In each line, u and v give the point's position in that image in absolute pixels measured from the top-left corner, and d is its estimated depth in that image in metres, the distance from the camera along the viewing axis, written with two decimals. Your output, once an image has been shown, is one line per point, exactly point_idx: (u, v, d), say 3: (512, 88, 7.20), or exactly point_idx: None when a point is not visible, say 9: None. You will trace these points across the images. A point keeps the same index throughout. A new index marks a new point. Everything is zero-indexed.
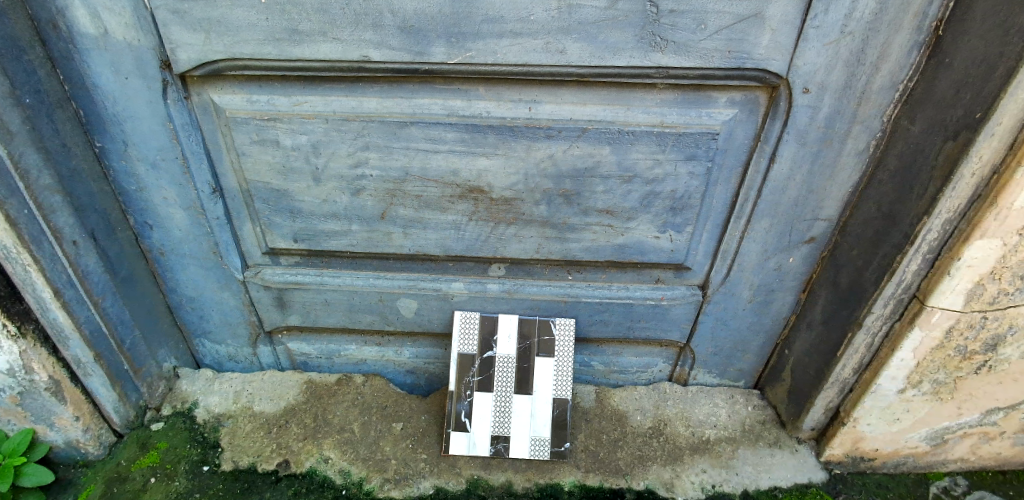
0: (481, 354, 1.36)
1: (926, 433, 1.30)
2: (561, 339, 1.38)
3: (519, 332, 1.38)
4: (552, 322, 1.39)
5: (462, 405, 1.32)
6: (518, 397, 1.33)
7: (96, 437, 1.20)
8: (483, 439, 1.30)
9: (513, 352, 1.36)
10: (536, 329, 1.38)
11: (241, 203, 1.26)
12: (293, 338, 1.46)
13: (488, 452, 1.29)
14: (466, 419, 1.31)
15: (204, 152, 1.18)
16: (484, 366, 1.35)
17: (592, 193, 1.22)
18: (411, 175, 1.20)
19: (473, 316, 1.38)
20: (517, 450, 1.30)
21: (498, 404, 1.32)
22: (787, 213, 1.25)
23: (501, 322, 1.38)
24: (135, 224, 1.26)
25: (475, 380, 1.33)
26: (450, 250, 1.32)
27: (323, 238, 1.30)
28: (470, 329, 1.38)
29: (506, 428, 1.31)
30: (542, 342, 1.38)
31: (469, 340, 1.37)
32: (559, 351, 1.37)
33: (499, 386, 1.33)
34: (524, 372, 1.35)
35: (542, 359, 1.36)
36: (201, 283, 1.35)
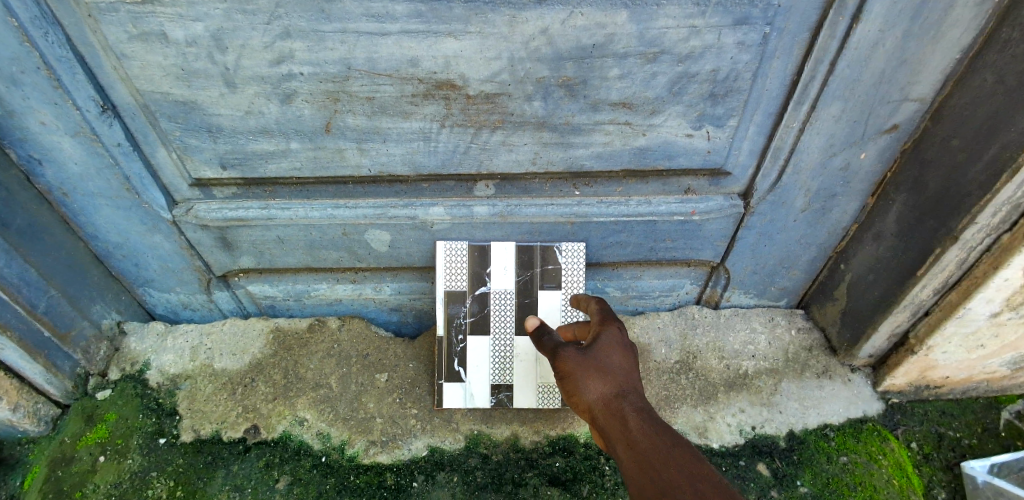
0: (473, 291, 1.14)
1: (1011, 357, 1.08)
2: (568, 268, 1.15)
3: (517, 262, 1.14)
4: (558, 247, 1.14)
5: (455, 351, 1.13)
6: (521, 338, 1.13)
7: (32, 414, 1.04)
8: (481, 389, 1.12)
9: (511, 286, 1.14)
10: (538, 257, 1.14)
11: (145, 123, 0.97)
12: (253, 281, 1.24)
13: (489, 403, 1.11)
14: (460, 367, 1.12)
15: (74, 55, 0.86)
16: (478, 305, 1.14)
17: (602, 80, 0.90)
18: (355, 70, 0.88)
19: (459, 246, 1.13)
20: (521, 400, 1.11)
21: (497, 347, 1.13)
22: (867, 94, 0.93)
23: (494, 252, 1.14)
24: (20, 159, 0.98)
25: (468, 321, 1.13)
26: (421, 167, 1.03)
27: (258, 162, 1.02)
28: (457, 262, 1.14)
29: (509, 375, 1.12)
30: (546, 272, 1.15)
31: (457, 275, 1.14)
32: (566, 282, 1.15)
33: (496, 328, 1.14)
34: (526, 309, 1.14)
35: (547, 292, 1.15)
36: (124, 227, 1.10)
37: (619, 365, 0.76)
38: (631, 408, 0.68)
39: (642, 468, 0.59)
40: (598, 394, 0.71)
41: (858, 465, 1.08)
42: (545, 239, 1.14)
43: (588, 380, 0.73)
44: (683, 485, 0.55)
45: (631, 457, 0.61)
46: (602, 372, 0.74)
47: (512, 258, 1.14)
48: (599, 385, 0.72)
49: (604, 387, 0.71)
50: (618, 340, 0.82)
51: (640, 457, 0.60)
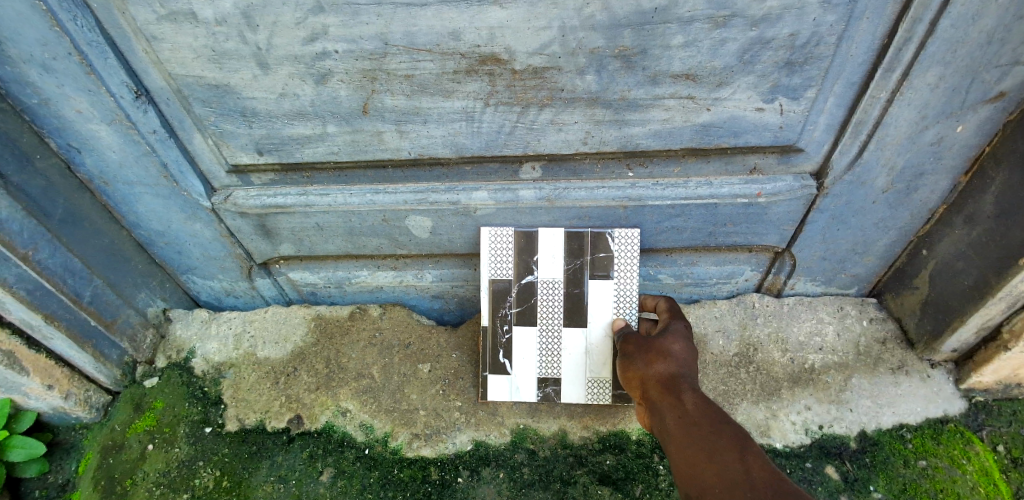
0: (519, 280, 1.08)
1: None
2: (621, 257, 1.07)
3: (566, 250, 1.07)
4: (610, 233, 1.06)
5: (501, 343, 1.09)
6: (570, 331, 1.08)
7: (84, 400, 1.05)
8: (528, 383, 1.07)
9: (560, 275, 1.07)
10: (588, 246, 1.07)
11: (179, 108, 0.93)
12: (294, 268, 1.22)
13: (535, 397, 1.07)
14: (506, 359, 1.08)
15: (107, 39, 0.83)
16: (524, 296, 1.08)
17: (664, 48, 0.81)
18: (393, 46, 0.81)
19: (505, 231, 1.07)
20: (570, 396, 1.07)
21: (545, 340, 1.08)
22: (973, 57, 0.80)
23: (541, 239, 1.07)
24: (59, 148, 0.96)
25: (514, 312, 1.08)
26: (464, 150, 0.97)
27: (294, 147, 0.98)
28: (502, 249, 1.08)
29: (557, 370, 1.07)
30: (597, 261, 1.07)
31: (502, 264, 1.08)
32: (619, 271, 1.07)
33: (544, 319, 1.08)
34: (575, 300, 1.07)
35: (598, 282, 1.07)
36: (164, 215, 1.09)
37: (680, 351, 0.85)
38: (686, 384, 0.77)
39: (686, 433, 0.70)
40: (656, 373, 0.82)
41: (938, 471, 0.98)
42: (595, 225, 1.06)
43: (651, 362, 0.84)
44: (719, 449, 0.65)
45: (678, 422, 0.71)
46: (663, 355, 0.84)
47: (560, 247, 1.07)
48: (659, 365, 0.83)
49: (663, 367, 0.82)
50: (682, 329, 0.91)
51: (687, 425, 0.70)
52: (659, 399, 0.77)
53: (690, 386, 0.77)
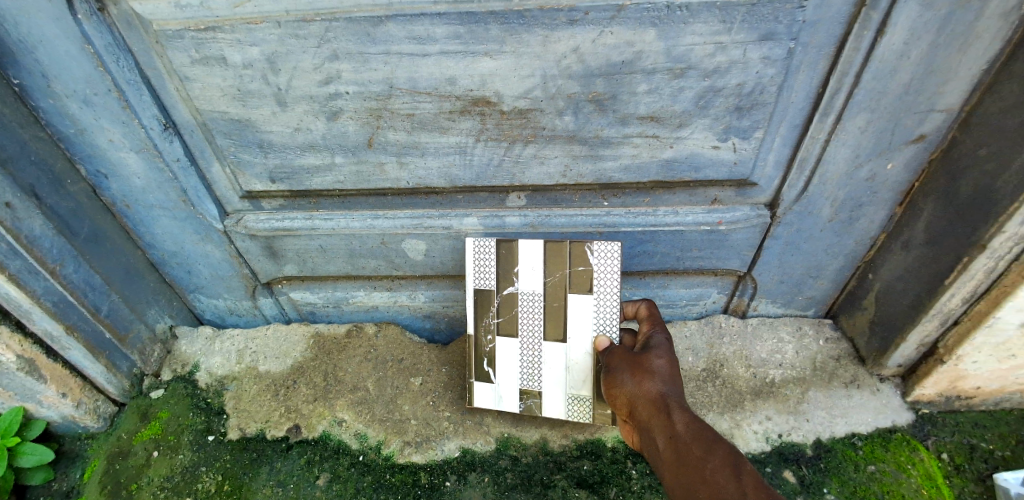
0: (499, 292, 1.08)
1: None
2: (602, 272, 1.01)
3: (546, 262, 1.04)
4: (590, 246, 1.00)
5: (485, 351, 1.12)
6: (550, 344, 1.07)
7: (93, 410, 1.12)
8: (510, 395, 1.12)
9: (540, 288, 1.05)
10: (568, 258, 1.03)
11: (202, 139, 1.04)
12: (295, 288, 1.31)
13: (517, 407, 1.12)
14: (489, 367, 1.12)
15: (142, 79, 0.96)
16: (504, 307, 1.09)
17: (632, 94, 0.94)
18: (397, 89, 0.94)
19: (487, 242, 1.07)
20: (551, 410, 1.10)
21: (525, 353, 1.09)
22: (893, 105, 0.95)
23: (521, 251, 1.05)
24: (88, 174, 1.07)
25: (496, 322, 1.10)
26: (457, 180, 1.08)
27: (305, 175, 1.09)
28: (485, 257, 1.08)
29: (537, 383, 1.10)
30: (576, 274, 1.03)
31: (484, 275, 1.09)
32: (599, 287, 1.02)
33: (524, 331, 1.09)
34: (555, 314, 1.05)
35: (579, 297, 1.03)
36: (179, 236, 1.18)
37: (663, 365, 0.89)
38: (675, 404, 0.82)
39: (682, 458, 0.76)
40: (644, 391, 0.85)
41: (884, 474, 1.07)
42: (575, 240, 1.01)
43: (636, 379, 0.87)
44: (720, 473, 0.72)
45: (674, 448, 0.77)
46: (647, 372, 0.88)
47: (540, 259, 1.04)
48: (643, 382, 0.86)
49: (649, 384, 0.86)
50: (661, 342, 0.95)
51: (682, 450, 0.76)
52: (651, 421, 0.82)
53: (678, 404, 0.82)
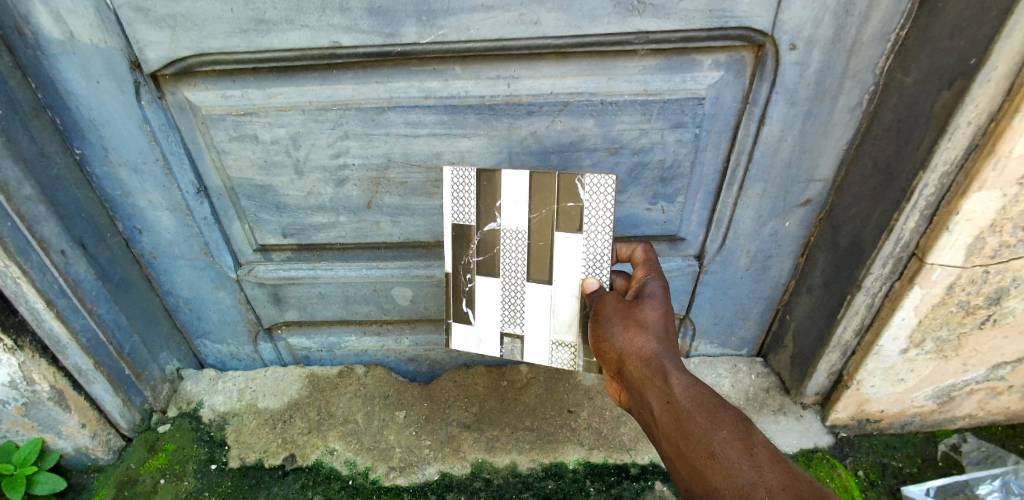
0: (480, 228, 1.02)
1: (932, 391, 1.30)
2: (593, 207, 0.93)
3: (532, 197, 0.97)
4: (580, 179, 0.93)
5: (466, 292, 1.08)
6: (534, 286, 1.03)
7: (104, 442, 1.23)
8: (490, 338, 1.10)
9: (524, 225, 0.99)
10: (556, 193, 0.95)
11: (227, 201, 1.26)
12: (293, 333, 1.47)
13: (498, 352, 1.11)
14: (470, 309, 1.09)
15: (185, 152, 1.18)
16: (485, 245, 1.03)
17: (579, 167, 1.20)
18: (394, 161, 1.19)
19: (467, 171, 1.00)
20: (533, 356, 1.09)
21: (507, 292, 1.05)
22: (781, 177, 1.23)
23: (504, 182, 0.98)
24: (124, 229, 1.26)
25: (476, 262, 1.05)
26: (440, 236, 1.30)
27: (312, 231, 1.30)
28: (465, 189, 1.01)
29: (518, 327, 1.07)
30: (564, 211, 0.95)
31: (464, 209, 1.02)
32: (588, 225, 0.94)
33: (507, 271, 1.04)
34: (539, 253, 1.00)
35: (567, 235, 0.96)
36: (196, 284, 1.36)
37: (654, 318, 0.88)
38: (671, 367, 0.81)
39: (686, 427, 0.75)
40: (636, 348, 0.84)
41: None
42: (563, 172, 0.93)
43: (627, 332, 0.86)
44: (732, 448, 0.71)
45: (671, 415, 0.77)
46: (639, 325, 0.86)
47: (525, 192, 0.97)
48: (634, 337, 0.85)
49: (641, 340, 0.85)
50: (654, 292, 0.92)
51: (686, 417, 0.76)
52: (645, 383, 0.82)
53: (674, 367, 0.82)
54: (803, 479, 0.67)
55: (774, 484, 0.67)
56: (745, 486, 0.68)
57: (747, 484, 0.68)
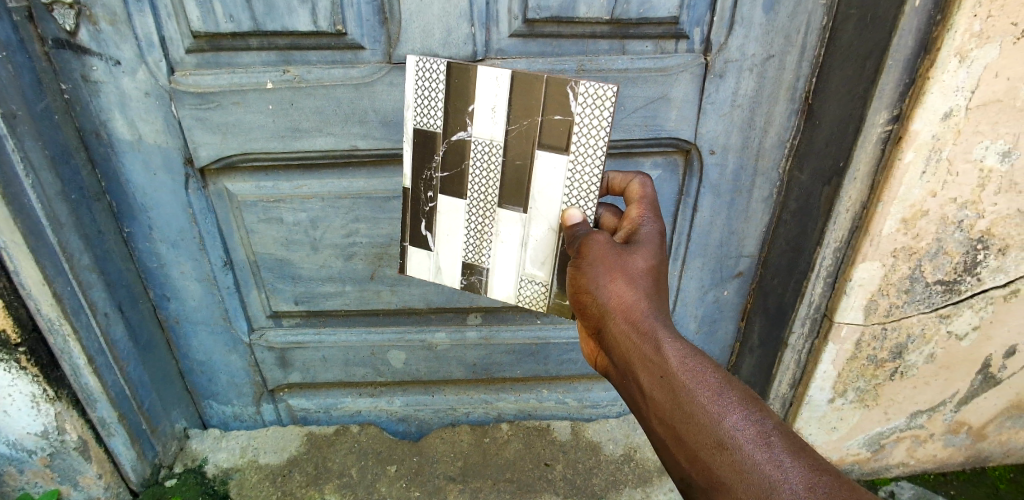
0: (448, 137, 0.93)
1: (864, 439, 1.57)
2: (585, 122, 0.84)
3: (514, 102, 0.87)
4: (572, 87, 0.82)
5: (428, 212, 1.02)
6: (506, 211, 0.97)
7: (114, 494, 1.43)
8: (450, 267, 1.06)
9: (500, 137, 0.91)
10: (542, 101, 0.85)
11: (249, 272, 1.47)
12: (293, 395, 1.69)
13: (459, 282, 1.08)
14: (430, 232, 1.04)
15: (218, 230, 1.40)
16: (452, 157, 0.95)
17: None
18: (395, 240, 1.43)
19: (435, 64, 0.88)
20: (498, 288, 1.06)
21: (473, 218, 1.00)
22: (716, 253, 1.51)
23: (479, 81, 0.87)
24: (154, 296, 1.47)
25: (440, 177, 0.97)
26: (432, 303, 1.51)
27: (320, 299, 1.51)
28: (428, 85, 0.90)
29: (482, 257, 1.04)
30: (550, 124, 0.87)
31: (429, 114, 0.92)
32: (577, 145, 0.87)
33: (474, 191, 0.97)
34: (516, 173, 0.93)
35: (550, 154, 0.89)
36: (211, 348, 1.57)
37: (642, 269, 0.82)
38: (665, 335, 0.75)
39: (686, 407, 0.68)
40: (623, 307, 0.79)
41: None
42: (553, 78, 0.83)
43: (612, 285, 0.81)
44: (743, 437, 0.63)
45: (668, 392, 0.70)
46: (628, 278, 0.81)
47: (506, 94, 0.87)
48: (621, 293, 0.80)
49: (627, 295, 0.79)
50: (645, 240, 0.87)
51: (685, 395, 0.69)
52: (634, 349, 0.76)
53: (668, 334, 0.75)
54: (830, 474, 0.59)
55: (796, 480, 0.58)
56: (759, 478, 0.60)
57: (762, 477, 0.60)
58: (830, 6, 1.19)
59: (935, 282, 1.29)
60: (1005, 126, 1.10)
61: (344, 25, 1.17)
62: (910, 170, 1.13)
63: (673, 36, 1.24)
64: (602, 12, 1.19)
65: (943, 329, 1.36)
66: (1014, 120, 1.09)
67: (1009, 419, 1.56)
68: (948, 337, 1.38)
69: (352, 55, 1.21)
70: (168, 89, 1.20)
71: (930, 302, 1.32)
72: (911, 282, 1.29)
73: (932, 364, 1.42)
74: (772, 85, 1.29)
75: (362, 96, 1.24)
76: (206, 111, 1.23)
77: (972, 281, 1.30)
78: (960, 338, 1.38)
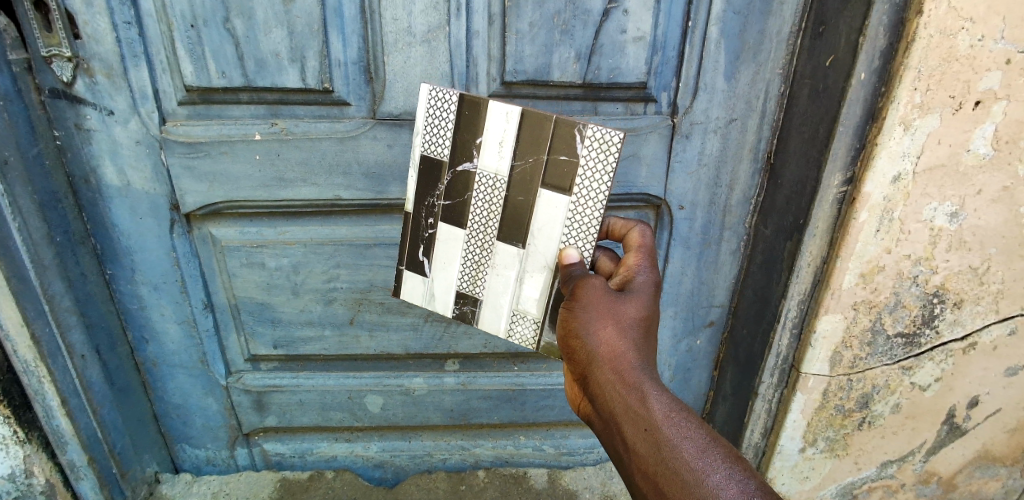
0: (454, 166, 0.98)
1: (837, 489, 1.58)
2: (590, 164, 0.89)
3: (521, 139, 0.92)
4: (581, 129, 0.87)
5: (426, 237, 1.06)
6: (504, 245, 1.00)
7: None
8: (443, 295, 1.09)
9: (504, 171, 0.95)
10: (549, 140, 0.90)
11: (229, 316, 1.49)
12: (268, 439, 1.69)
13: (451, 312, 1.10)
14: (426, 258, 1.08)
15: (200, 274, 1.42)
16: (455, 186, 0.99)
17: None
18: (375, 286, 1.47)
19: (448, 95, 0.93)
20: (490, 321, 1.08)
21: (470, 249, 1.03)
22: (688, 302, 1.56)
23: (489, 115, 0.93)
24: (133, 338, 1.47)
25: (442, 205, 1.02)
26: (410, 348, 1.54)
27: (300, 343, 1.53)
28: (437, 114, 0.95)
29: (476, 288, 1.06)
30: (555, 164, 0.91)
31: (438, 142, 0.97)
32: (580, 187, 0.91)
33: (474, 222, 1.01)
34: (516, 207, 0.96)
35: (552, 191, 0.93)
36: (188, 391, 1.57)
37: (633, 316, 0.86)
38: (651, 386, 0.78)
39: (669, 462, 0.71)
40: (611, 355, 0.82)
41: None
42: (563, 118, 0.88)
43: (602, 332, 0.84)
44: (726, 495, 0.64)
45: (652, 444, 0.73)
46: (618, 326, 0.84)
47: (514, 130, 0.92)
48: (611, 340, 0.83)
49: (616, 343, 0.83)
50: (638, 288, 0.91)
51: (669, 449, 0.71)
52: (620, 398, 0.79)
53: (654, 387, 0.78)
54: None
55: None
56: None
57: None
58: (786, 75, 1.28)
59: (895, 335, 1.34)
60: (951, 189, 1.17)
61: (331, 83, 1.23)
62: (864, 229, 1.19)
63: (642, 99, 1.32)
64: (574, 77, 1.27)
65: (906, 380, 1.41)
66: (959, 184, 1.17)
67: (978, 469, 1.58)
68: (912, 388, 1.42)
69: (337, 111, 1.28)
70: (159, 138, 1.25)
71: (892, 354, 1.37)
72: (873, 335, 1.34)
73: (898, 414, 1.46)
74: (735, 145, 1.36)
75: (347, 149, 1.29)
76: (194, 161, 1.28)
77: (931, 334, 1.35)
78: (924, 389, 1.42)
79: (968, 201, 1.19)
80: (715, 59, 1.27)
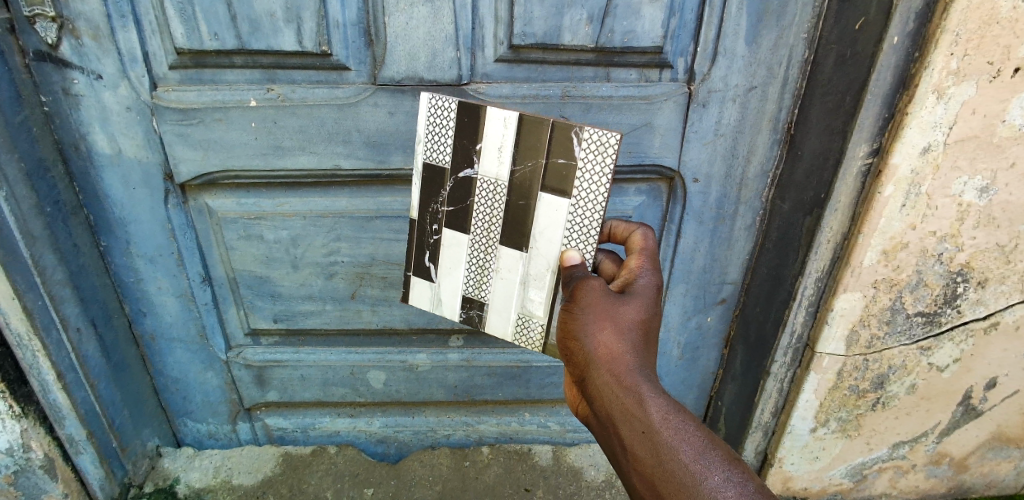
0: (456, 173, 0.93)
1: (845, 469, 1.56)
2: (589, 169, 0.82)
3: (520, 145, 0.86)
4: (577, 133, 0.81)
5: (430, 242, 1.01)
6: (506, 249, 0.95)
7: None
8: (450, 300, 1.05)
9: (505, 177, 0.89)
10: (547, 144, 0.84)
11: (227, 289, 1.46)
12: (270, 413, 1.68)
13: (458, 316, 1.06)
14: (431, 264, 1.04)
15: (197, 246, 1.38)
16: (458, 193, 0.94)
17: None
18: (377, 259, 1.42)
19: (447, 103, 0.88)
20: (496, 326, 1.03)
21: (474, 255, 0.99)
22: (698, 279, 1.52)
23: (487, 122, 0.87)
24: (130, 312, 1.45)
25: (445, 212, 0.97)
26: (413, 324, 1.51)
27: (300, 317, 1.50)
28: (439, 118, 0.90)
29: (482, 292, 1.02)
30: (555, 168, 0.85)
31: (438, 149, 0.92)
32: (579, 191, 0.84)
33: (477, 228, 0.96)
34: (517, 212, 0.91)
35: (552, 196, 0.87)
36: (187, 366, 1.55)
37: (632, 317, 0.81)
38: (649, 387, 0.74)
39: (667, 464, 0.67)
40: (608, 357, 0.78)
41: None
42: (559, 122, 0.82)
43: (599, 334, 0.80)
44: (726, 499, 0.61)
45: (649, 447, 0.69)
46: (617, 327, 0.79)
47: (513, 135, 0.86)
48: (608, 343, 0.79)
49: (614, 345, 0.78)
50: (638, 288, 0.86)
51: (666, 451, 0.68)
52: (617, 400, 0.75)
53: (651, 388, 0.74)
54: None
55: None
56: None
57: None
58: (811, 40, 1.20)
59: (915, 314, 1.29)
60: (983, 162, 1.10)
61: (329, 46, 1.16)
62: (890, 203, 1.13)
63: (657, 65, 1.24)
64: (586, 40, 1.20)
65: (924, 361, 1.36)
66: (992, 157, 1.10)
67: (990, 451, 1.55)
68: (929, 368, 1.38)
69: (337, 75, 1.21)
70: (150, 105, 1.19)
71: (911, 334, 1.32)
72: (892, 314, 1.29)
73: (913, 395, 1.42)
74: (755, 114, 1.29)
75: (346, 116, 1.23)
76: (188, 128, 1.22)
77: (952, 313, 1.30)
78: (941, 369, 1.38)
79: (1000, 176, 1.12)
80: (736, 23, 1.19)
